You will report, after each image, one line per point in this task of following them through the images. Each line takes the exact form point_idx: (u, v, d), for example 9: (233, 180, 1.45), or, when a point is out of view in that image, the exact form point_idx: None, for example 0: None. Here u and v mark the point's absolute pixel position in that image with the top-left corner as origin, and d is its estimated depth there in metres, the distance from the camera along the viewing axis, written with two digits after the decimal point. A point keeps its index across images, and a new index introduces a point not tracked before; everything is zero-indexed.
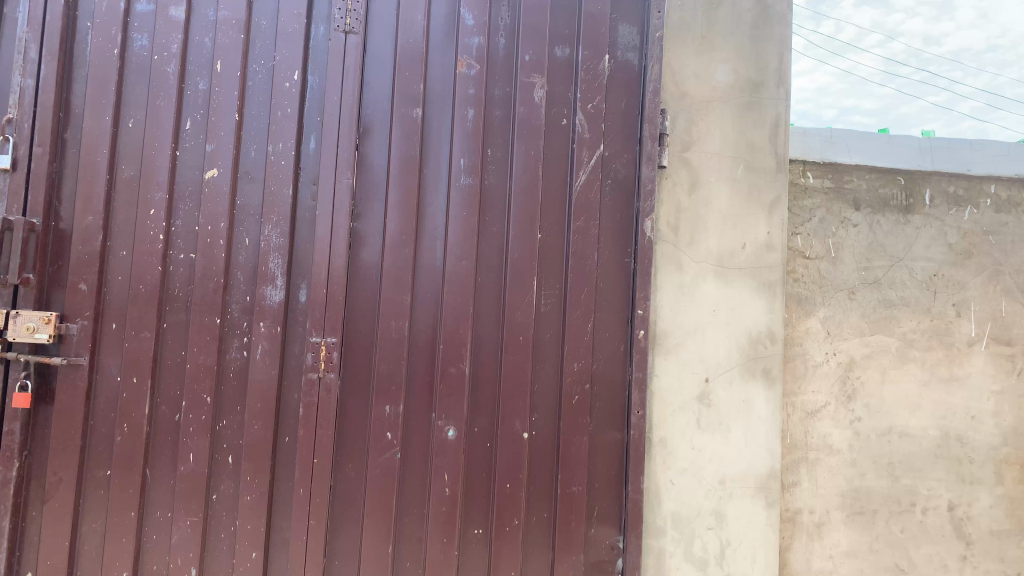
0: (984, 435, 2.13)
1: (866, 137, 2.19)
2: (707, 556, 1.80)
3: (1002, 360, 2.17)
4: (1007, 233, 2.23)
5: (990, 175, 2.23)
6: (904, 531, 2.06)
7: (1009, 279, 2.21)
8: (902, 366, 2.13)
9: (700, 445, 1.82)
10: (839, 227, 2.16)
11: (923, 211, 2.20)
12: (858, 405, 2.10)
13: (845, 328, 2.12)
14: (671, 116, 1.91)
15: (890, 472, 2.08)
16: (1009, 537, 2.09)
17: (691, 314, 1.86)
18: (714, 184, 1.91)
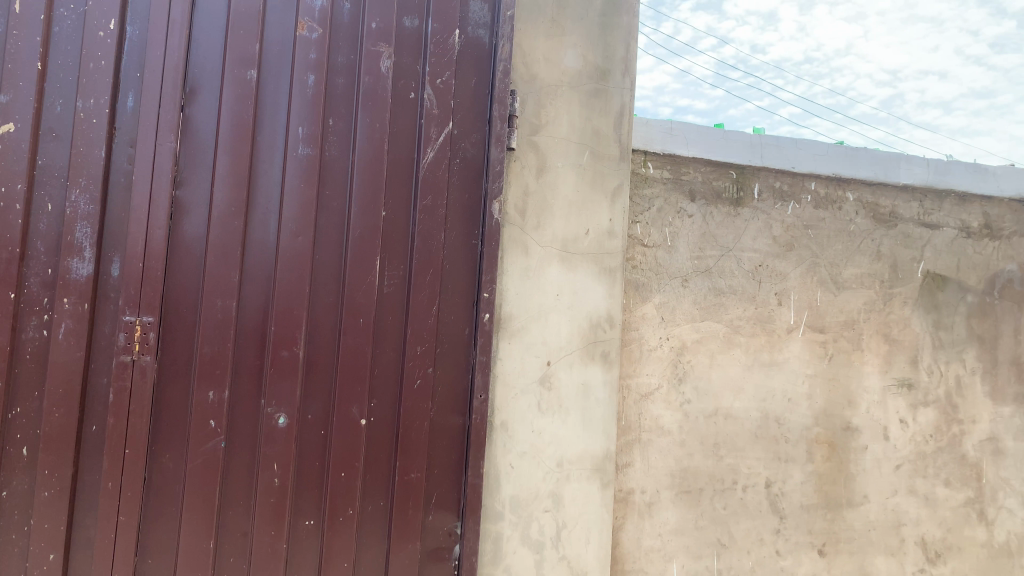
0: (798, 415, 2.28)
1: (704, 131, 2.26)
2: (544, 539, 1.80)
3: (815, 346, 2.33)
4: (823, 228, 2.39)
5: (811, 173, 2.38)
6: (726, 508, 2.17)
7: (824, 271, 2.38)
8: (729, 351, 2.24)
9: (540, 428, 1.81)
10: (675, 217, 2.23)
11: (751, 205, 2.32)
12: (689, 388, 2.18)
13: (678, 315, 2.20)
14: (521, 98, 1.88)
15: (715, 452, 2.18)
16: (817, 511, 2.25)
17: (535, 298, 1.85)
18: (560, 169, 1.91)
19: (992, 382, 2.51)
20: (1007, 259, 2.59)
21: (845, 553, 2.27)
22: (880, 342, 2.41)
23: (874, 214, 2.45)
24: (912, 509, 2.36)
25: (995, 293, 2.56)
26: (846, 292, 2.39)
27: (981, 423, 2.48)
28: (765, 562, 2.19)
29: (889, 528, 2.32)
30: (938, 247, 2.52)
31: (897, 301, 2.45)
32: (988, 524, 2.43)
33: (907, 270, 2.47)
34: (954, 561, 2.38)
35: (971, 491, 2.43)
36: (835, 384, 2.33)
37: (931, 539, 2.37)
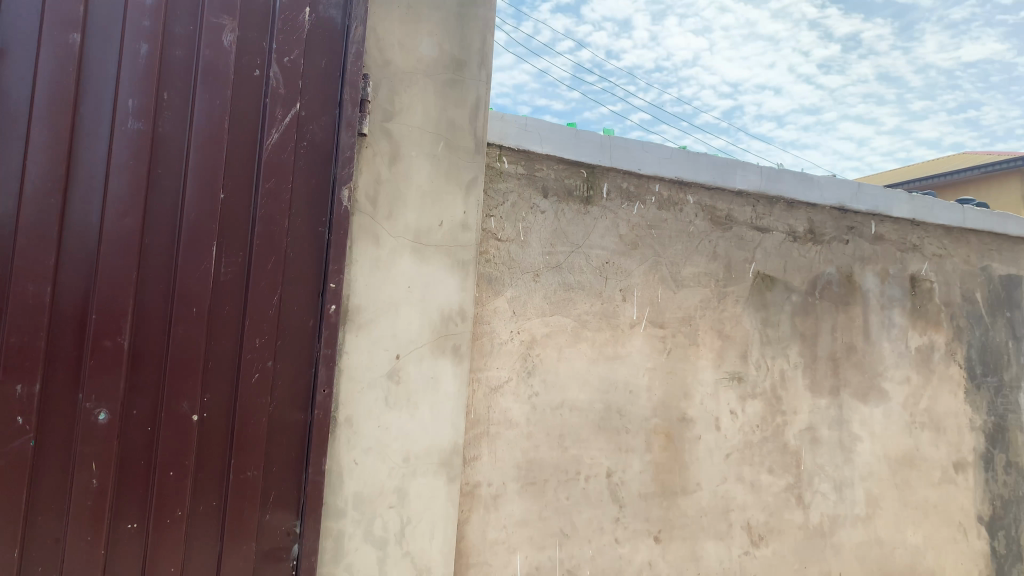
0: (639, 407, 2.37)
1: (557, 129, 2.30)
2: (387, 535, 1.75)
3: (656, 341, 2.43)
4: (666, 228, 2.50)
5: (655, 175, 2.47)
6: (569, 498, 2.22)
7: (665, 270, 2.48)
8: (576, 344, 2.28)
9: (387, 423, 1.78)
10: (528, 212, 2.25)
11: (600, 203, 2.38)
12: (536, 380, 2.21)
13: (528, 309, 2.22)
14: (374, 83, 1.83)
15: (559, 443, 2.22)
16: (654, 499, 2.35)
17: (385, 290, 1.80)
18: (414, 159, 1.87)
19: (811, 376, 2.72)
20: (827, 263, 2.81)
21: (679, 539, 2.38)
22: (714, 338, 2.54)
23: (712, 216, 2.59)
24: (739, 495, 2.51)
25: (816, 293, 2.77)
26: (685, 290, 2.51)
27: (801, 413, 2.68)
28: (605, 550, 2.25)
29: (718, 514, 2.46)
30: (768, 250, 2.69)
31: (731, 299, 2.59)
32: (805, 507, 2.63)
33: (740, 270, 2.63)
34: (774, 543, 2.55)
35: (791, 477, 2.62)
36: (673, 377, 2.44)
37: (756, 523, 2.53)
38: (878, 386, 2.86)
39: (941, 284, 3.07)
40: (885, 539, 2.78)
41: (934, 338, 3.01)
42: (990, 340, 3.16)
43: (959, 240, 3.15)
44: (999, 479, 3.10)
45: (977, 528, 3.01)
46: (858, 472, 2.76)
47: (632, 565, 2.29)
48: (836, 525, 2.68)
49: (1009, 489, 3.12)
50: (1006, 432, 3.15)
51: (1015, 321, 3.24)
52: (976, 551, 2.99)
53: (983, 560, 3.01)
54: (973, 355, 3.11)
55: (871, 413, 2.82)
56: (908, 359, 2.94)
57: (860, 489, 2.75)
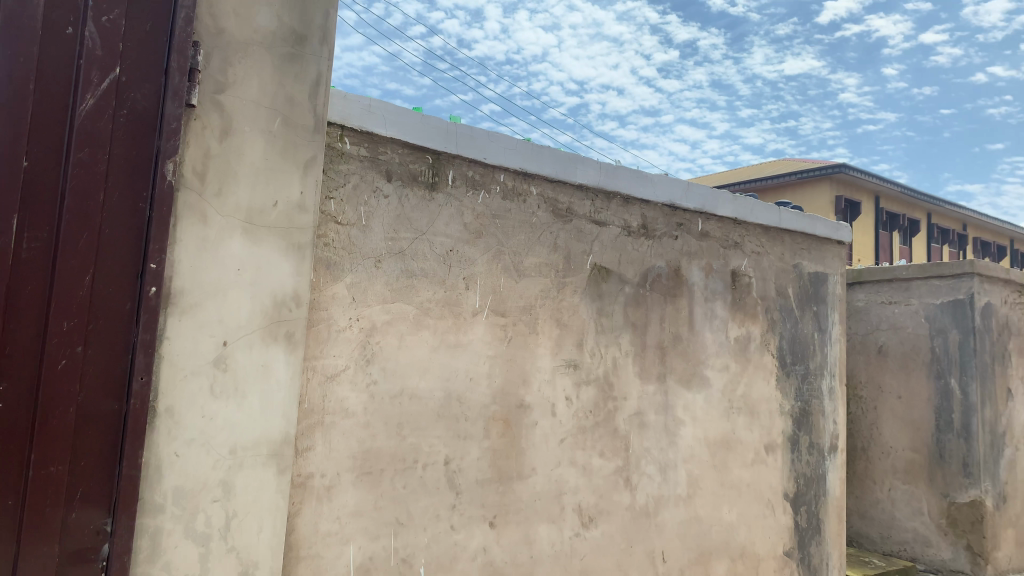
0: (478, 395, 2.38)
1: (402, 112, 2.26)
2: (211, 531, 1.66)
3: (497, 329, 2.45)
4: (509, 218, 2.52)
5: (500, 165, 2.49)
6: (405, 487, 2.20)
7: (507, 259, 2.51)
8: (417, 332, 2.26)
9: (213, 413, 1.68)
10: (370, 196, 2.20)
11: (445, 190, 2.37)
12: (375, 368, 2.17)
13: (369, 295, 2.18)
14: (205, 52, 1.72)
15: (397, 432, 2.20)
16: (490, 485, 2.38)
17: (213, 272, 1.70)
18: (247, 134, 1.78)
19: (641, 364, 2.85)
20: (658, 257, 2.95)
21: (513, 524, 2.42)
22: (552, 327, 2.60)
23: (553, 208, 2.65)
24: (572, 479, 2.59)
25: (647, 285, 2.90)
26: (526, 279, 2.55)
27: (631, 399, 2.80)
28: (440, 538, 2.25)
29: (551, 497, 2.53)
30: (604, 242, 2.79)
31: (569, 289, 2.66)
32: (632, 489, 2.76)
33: (579, 262, 2.70)
34: (603, 524, 2.66)
35: (620, 461, 2.74)
36: (512, 365, 2.48)
37: (586, 506, 2.62)
38: (701, 374, 3.04)
39: (759, 279, 3.31)
40: (703, 517, 2.97)
41: (751, 329, 3.24)
42: (798, 332, 3.44)
43: (775, 239, 3.40)
44: (802, 459, 3.39)
45: (783, 504, 3.28)
46: (681, 455, 2.93)
47: (467, 551, 2.31)
48: (660, 505, 2.83)
49: (811, 467, 3.42)
50: (810, 415, 3.44)
51: (820, 314, 3.54)
52: (781, 525, 3.26)
53: (787, 533, 3.28)
54: (784, 345, 3.37)
55: (694, 398, 3.00)
56: (728, 349, 3.15)
57: (682, 471, 2.92)
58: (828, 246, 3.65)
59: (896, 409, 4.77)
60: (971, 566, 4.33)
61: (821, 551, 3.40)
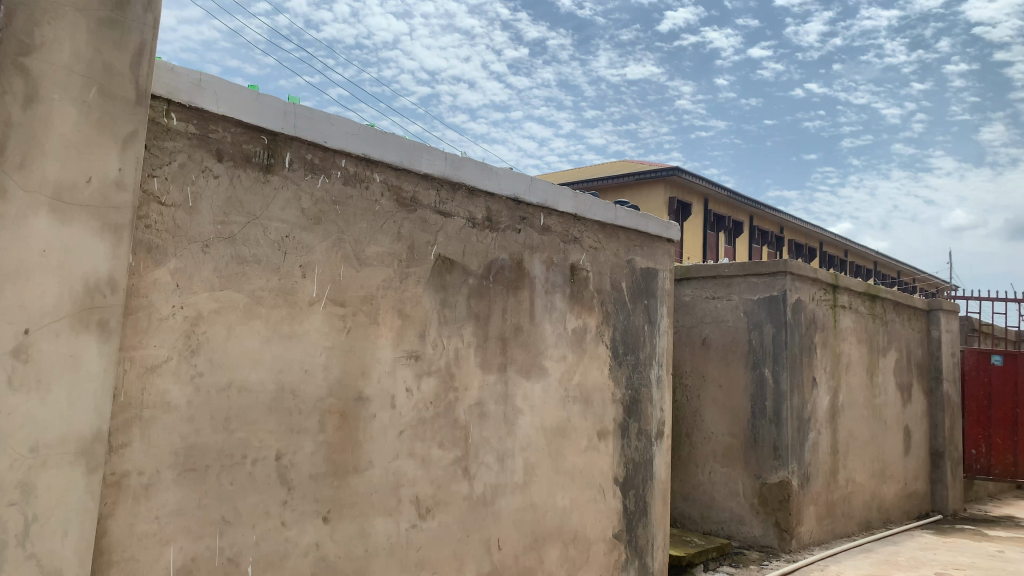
0: (313, 387, 2.31)
1: (235, 90, 2.16)
2: (6, 537, 1.51)
3: (335, 319, 2.39)
4: (351, 205, 2.46)
5: (341, 150, 2.43)
6: (232, 484, 2.10)
7: (348, 247, 2.44)
8: (248, 322, 2.16)
9: (12, 408, 1.53)
10: (199, 176, 2.09)
11: (281, 173, 2.28)
12: (201, 360, 2.05)
13: (195, 282, 2.06)
14: (7, 10, 1.56)
15: (225, 426, 2.09)
16: (324, 480, 2.32)
17: (13, 253, 1.54)
18: (57, 103, 1.62)
19: (482, 355, 2.87)
20: (500, 249, 2.98)
21: (348, 518, 2.37)
22: (393, 317, 2.57)
23: (396, 196, 2.61)
24: (410, 470, 2.57)
25: (490, 277, 2.93)
26: (367, 268, 2.50)
27: (471, 389, 2.82)
28: (269, 535, 2.17)
29: (388, 490, 2.50)
30: (448, 233, 2.78)
31: (412, 280, 2.64)
32: (470, 478, 2.78)
33: (422, 252, 2.68)
34: (440, 515, 2.66)
35: (459, 451, 2.75)
36: (350, 355, 2.42)
37: (424, 497, 2.61)
38: (539, 364, 3.11)
39: (596, 273, 3.42)
40: (538, 503, 3.05)
41: (587, 322, 3.35)
42: (631, 325, 3.60)
43: (611, 235, 3.53)
44: (632, 445, 3.55)
45: (613, 489, 3.43)
46: (518, 443, 2.98)
47: (298, 548, 2.24)
48: (497, 493, 2.88)
49: (639, 452, 3.59)
50: (640, 404, 3.61)
51: (651, 308, 3.71)
52: (611, 509, 3.40)
53: (616, 517, 3.43)
54: (617, 337, 3.51)
55: (532, 388, 3.07)
56: (566, 340, 3.24)
57: (519, 459, 2.98)
58: (660, 243, 3.82)
59: (717, 397, 5.11)
60: (779, 541, 4.71)
61: (647, 533, 3.57)
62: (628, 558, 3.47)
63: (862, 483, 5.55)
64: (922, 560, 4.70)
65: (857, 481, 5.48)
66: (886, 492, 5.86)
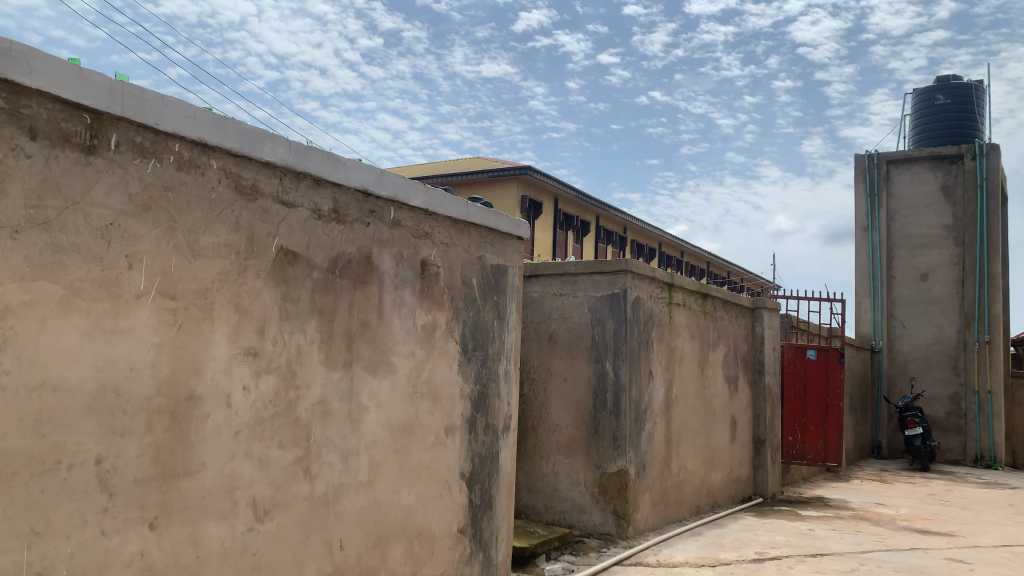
0: (140, 386, 2.16)
1: (54, 62, 2.00)
2: None
3: (165, 314, 2.25)
4: (184, 192, 2.32)
5: (175, 133, 2.29)
6: (44, 492, 1.93)
7: (181, 237, 2.30)
8: (65, 316, 2.00)
9: None
10: (9, 154, 1.92)
11: (106, 155, 2.12)
12: (9, 357, 1.88)
13: (3, 271, 1.89)
14: None
15: (36, 429, 1.92)
16: (151, 484, 2.18)
17: None
18: None
19: (326, 351, 2.79)
20: (347, 242, 2.91)
21: (177, 524, 2.24)
22: (231, 312, 2.45)
23: (236, 184, 2.49)
24: (247, 472, 2.47)
25: (336, 271, 2.85)
26: (201, 260, 2.37)
27: (314, 387, 2.73)
28: (86, 546, 2.02)
29: (223, 493, 2.38)
30: (292, 225, 2.69)
31: (251, 273, 2.53)
32: (311, 478, 2.70)
33: (262, 244, 2.57)
34: (279, 517, 2.56)
35: (300, 451, 2.67)
36: (182, 352, 2.29)
37: (262, 499, 2.51)
38: (386, 360, 3.07)
39: (445, 269, 3.41)
40: (382, 501, 3.01)
41: (437, 317, 3.34)
42: (481, 320, 3.61)
43: (462, 231, 3.52)
44: (479, 439, 3.57)
45: (459, 484, 3.44)
46: (363, 441, 2.93)
47: (121, 557, 2.09)
48: (339, 493, 2.81)
49: (485, 447, 3.61)
50: (488, 398, 3.63)
51: (500, 304, 3.74)
52: (456, 504, 3.41)
53: (462, 511, 3.45)
54: (466, 332, 3.51)
55: (379, 384, 3.02)
56: (414, 336, 3.21)
57: (363, 457, 2.93)
58: (511, 240, 3.85)
59: (561, 390, 5.26)
60: (616, 528, 4.91)
61: (491, 526, 3.61)
62: (472, 551, 3.50)
63: (693, 470, 5.90)
64: (744, 541, 5.05)
65: (688, 468, 5.81)
66: (714, 479, 6.25)
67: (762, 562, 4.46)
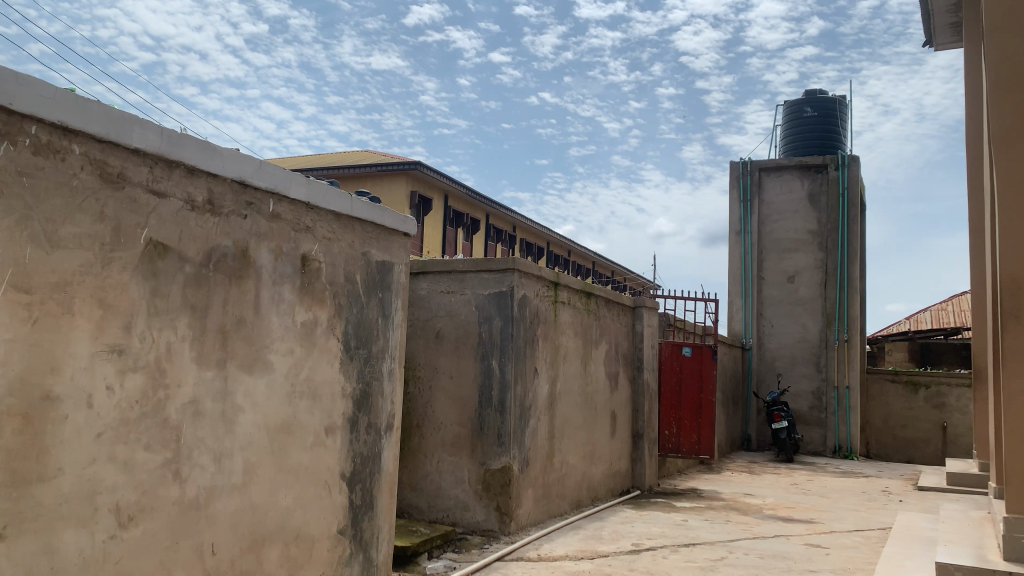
0: None
1: None
2: None
3: (17, 308, 2.10)
4: (42, 178, 2.18)
5: (32, 115, 2.15)
6: None
7: (36, 226, 2.16)
8: None
9: None
10: None
11: None
12: None
13: None
14: None
15: None
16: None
17: None
18: None
19: (198, 348, 2.68)
20: (223, 235, 2.79)
21: (29, 533, 2.10)
22: (93, 307, 2.31)
23: (101, 171, 2.35)
24: (109, 476, 2.33)
25: (210, 265, 2.74)
26: (60, 251, 2.22)
27: (185, 386, 2.61)
28: None
29: (82, 499, 2.24)
30: (162, 216, 2.55)
31: (116, 266, 2.38)
32: (181, 481, 2.58)
33: (130, 235, 2.44)
34: (144, 523, 2.44)
35: (168, 453, 2.54)
36: (37, 349, 2.14)
37: (126, 504, 2.38)
38: (263, 358, 2.97)
39: (328, 265, 3.33)
40: (258, 504, 2.91)
41: (318, 314, 3.26)
42: (364, 317, 3.54)
43: (346, 227, 3.45)
44: (361, 439, 3.51)
45: (340, 484, 3.37)
46: (237, 442, 2.82)
47: None
48: (211, 496, 2.70)
49: (367, 446, 3.55)
50: (370, 397, 3.57)
51: (385, 301, 3.68)
52: (336, 505, 3.35)
53: (341, 511, 3.38)
54: (349, 330, 3.44)
55: (255, 383, 2.92)
56: (293, 333, 3.12)
57: (237, 458, 2.82)
58: (397, 237, 3.80)
59: (447, 388, 5.26)
60: (499, 524, 4.95)
61: (372, 526, 3.56)
62: (352, 552, 3.44)
63: (575, 465, 6.02)
64: (621, 533, 5.20)
65: (570, 463, 5.93)
66: (594, 473, 6.41)
67: (638, 553, 4.61)
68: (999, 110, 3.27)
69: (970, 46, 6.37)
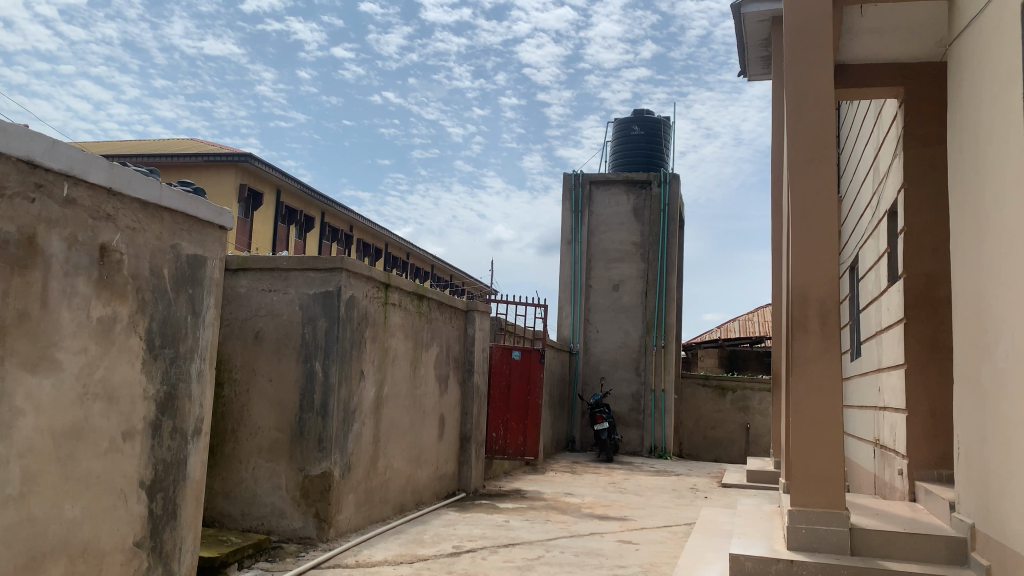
0: None
1: None
2: None
3: None
4: None
5: None
6: None
7: None
8: None
9: None
10: None
11: None
12: None
13: None
14: None
15: None
16: None
17: None
18: None
19: None
20: (4, 220, 2.53)
21: None
22: None
23: None
24: None
25: None
26: None
27: None
28: None
29: None
30: None
31: None
32: None
33: None
34: None
35: None
36: None
37: None
38: (50, 356, 2.70)
39: (131, 256, 3.09)
40: (38, 516, 2.65)
41: (117, 310, 3.01)
42: (171, 315, 3.32)
43: (153, 216, 3.22)
44: (164, 445, 3.28)
45: (137, 493, 3.13)
46: (14, 449, 2.56)
47: None
48: None
49: (172, 453, 3.32)
50: (176, 400, 3.35)
51: (195, 298, 3.46)
52: (133, 515, 3.11)
53: (139, 522, 3.14)
54: (153, 328, 3.21)
55: (38, 385, 2.65)
56: (87, 330, 2.87)
57: (14, 467, 2.55)
58: (212, 230, 3.59)
59: (265, 391, 5.05)
60: (316, 531, 4.80)
61: (174, 537, 3.34)
62: (149, 565, 3.21)
63: (400, 469, 5.96)
64: (442, 536, 5.20)
65: (394, 468, 5.86)
66: (419, 476, 6.37)
67: (457, 556, 4.63)
68: (794, 137, 3.60)
69: (776, 79, 6.97)
